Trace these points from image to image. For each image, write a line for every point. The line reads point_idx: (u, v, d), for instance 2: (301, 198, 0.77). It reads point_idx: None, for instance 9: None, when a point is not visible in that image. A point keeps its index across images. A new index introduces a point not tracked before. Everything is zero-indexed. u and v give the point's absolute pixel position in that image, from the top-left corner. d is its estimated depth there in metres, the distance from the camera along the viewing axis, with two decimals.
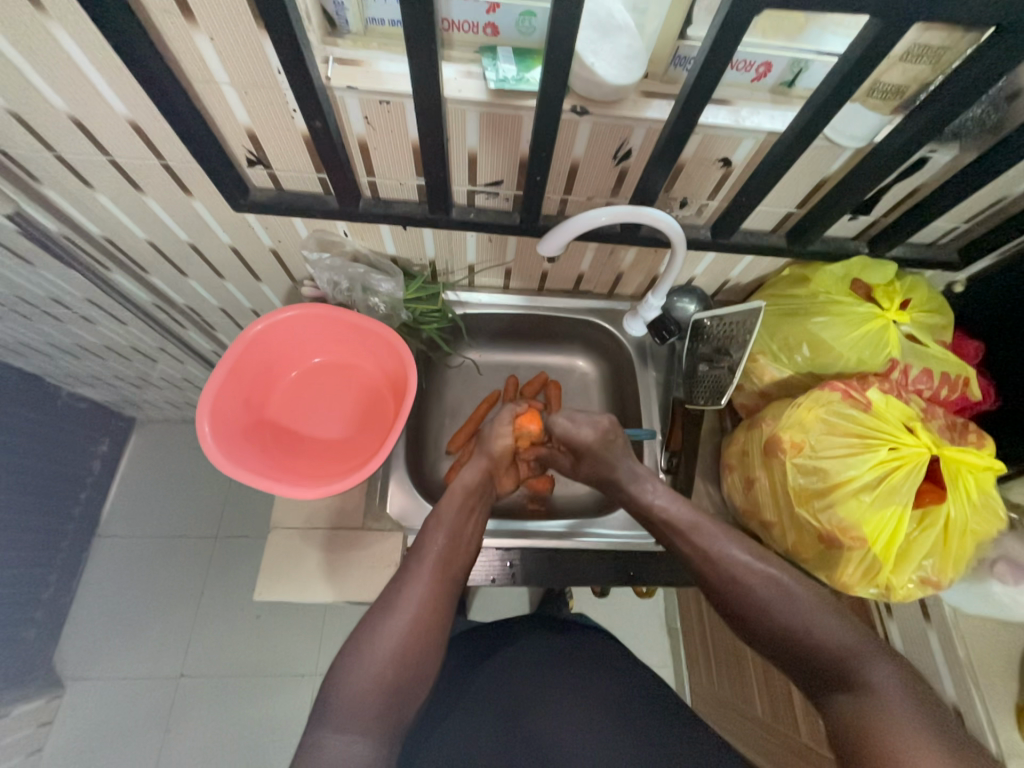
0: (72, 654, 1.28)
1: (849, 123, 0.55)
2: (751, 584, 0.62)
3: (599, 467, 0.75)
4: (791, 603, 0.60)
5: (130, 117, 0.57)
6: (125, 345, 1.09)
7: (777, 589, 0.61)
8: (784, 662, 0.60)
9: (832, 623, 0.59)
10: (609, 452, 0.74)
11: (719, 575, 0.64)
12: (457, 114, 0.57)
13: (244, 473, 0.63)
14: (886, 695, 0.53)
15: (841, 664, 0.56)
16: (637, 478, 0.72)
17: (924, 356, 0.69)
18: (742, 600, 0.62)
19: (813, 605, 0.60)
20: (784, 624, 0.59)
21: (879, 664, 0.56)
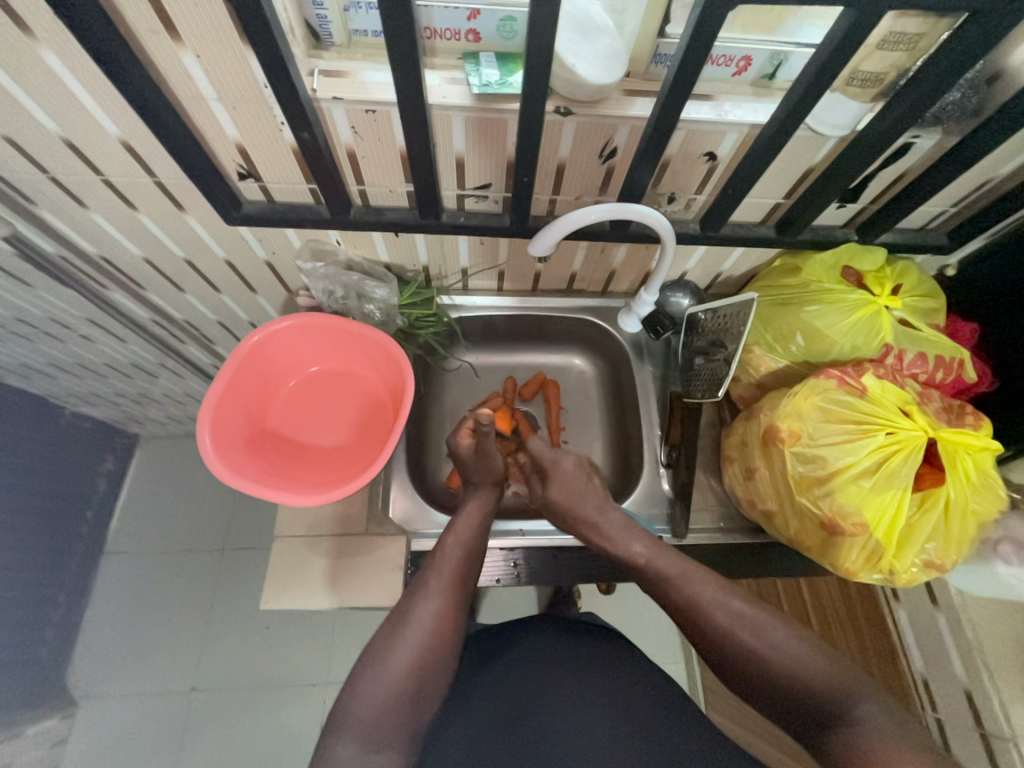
0: (85, 671, 1.29)
1: (831, 113, 0.56)
2: (737, 635, 0.60)
3: (564, 519, 0.74)
4: (774, 647, 0.58)
5: (122, 137, 0.58)
6: (126, 363, 1.10)
7: (762, 634, 0.59)
8: (771, 707, 0.58)
9: (817, 660, 0.57)
10: (579, 501, 0.73)
11: (705, 628, 0.62)
12: (443, 120, 0.57)
13: (246, 483, 0.64)
14: (876, 733, 0.51)
15: (825, 701, 0.54)
16: (604, 512, 0.72)
17: (917, 340, 0.69)
18: (726, 650, 0.60)
19: (795, 644, 0.58)
20: (767, 669, 0.58)
21: (866, 700, 0.53)
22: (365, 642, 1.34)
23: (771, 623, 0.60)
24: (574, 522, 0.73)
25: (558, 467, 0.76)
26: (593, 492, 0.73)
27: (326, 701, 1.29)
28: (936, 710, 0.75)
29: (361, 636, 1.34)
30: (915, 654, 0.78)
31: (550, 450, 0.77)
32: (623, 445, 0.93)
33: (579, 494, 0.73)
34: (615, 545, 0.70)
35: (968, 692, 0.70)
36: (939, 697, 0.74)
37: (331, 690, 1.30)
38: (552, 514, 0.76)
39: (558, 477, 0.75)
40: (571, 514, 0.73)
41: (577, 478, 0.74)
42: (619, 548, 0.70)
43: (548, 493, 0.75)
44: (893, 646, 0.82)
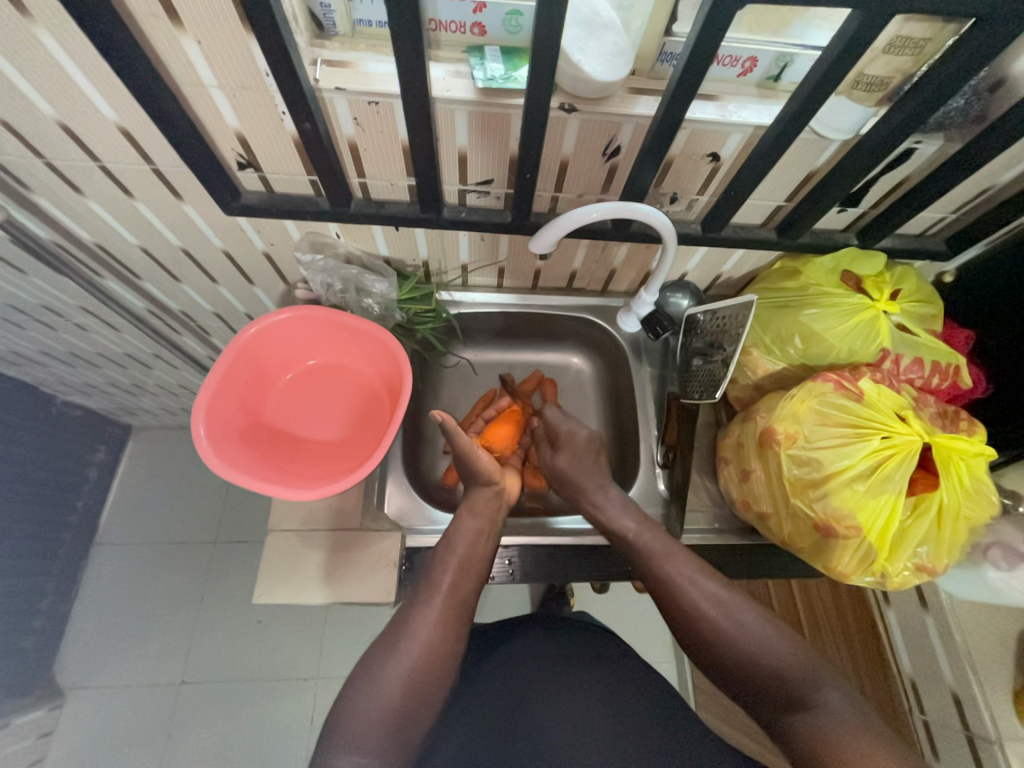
0: (73, 662, 1.28)
1: (835, 116, 0.55)
2: (706, 611, 0.61)
3: (570, 490, 0.78)
4: (742, 629, 0.60)
5: (119, 123, 0.57)
6: (119, 352, 1.09)
7: (731, 615, 0.61)
8: (736, 688, 0.59)
9: (784, 644, 0.58)
10: (585, 474, 0.77)
11: (678, 608, 0.63)
12: (446, 114, 0.57)
13: (241, 476, 0.63)
14: (837, 719, 0.52)
15: (790, 686, 0.55)
16: (606, 488, 0.75)
17: (914, 345, 0.69)
18: (697, 630, 0.61)
19: (763, 628, 0.60)
20: (735, 651, 0.59)
21: (829, 687, 0.54)
22: (358, 636, 1.34)
23: (741, 605, 0.62)
24: (578, 493, 0.76)
25: (571, 439, 0.81)
26: (597, 469, 0.77)
27: (316, 696, 1.28)
28: (923, 711, 0.76)
29: (353, 632, 1.34)
30: (903, 656, 0.79)
31: (565, 422, 0.84)
32: (619, 444, 0.93)
33: (585, 466, 0.77)
34: (610, 519, 0.72)
35: (955, 695, 0.71)
36: (926, 699, 0.75)
37: (322, 684, 1.29)
38: (560, 487, 0.80)
39: (568, 449, 0.80)
40: (573, 481, 0.77)
41: (585, 455, 0.79)
42: (612, 523, 0.72)
43: (557, 463, 0.80)
44: (881, 647, 0.83)
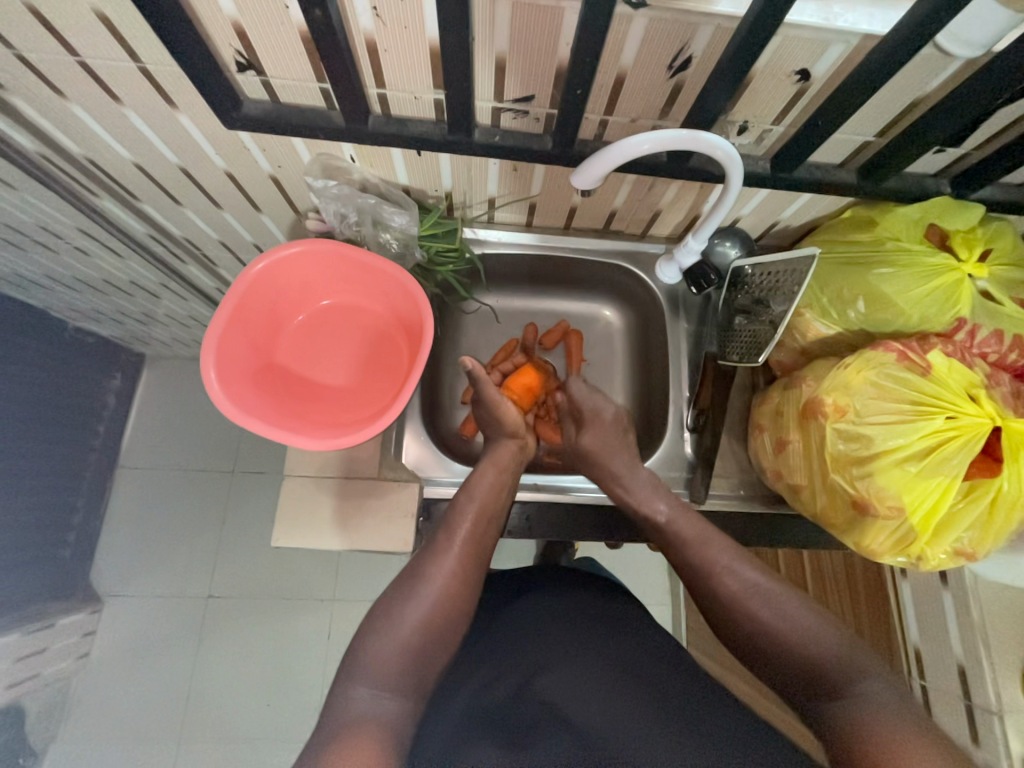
0: (107, 573, 1.36)
1: (969, 26, 0.45)
2: (750, 602, 0.61)
3: (592, 469, 0.75)
4: (783, 618, 0.59)
5: (96, 5, 0.48)
6: (125, 279, 1.04)
7: (773, 605, 0.60)
8: (773, 674, 0.59)
9: (829, 639, 0.57)
10: (609, 452, 0.74)
11: (713, 594, 0.63)
12: (485, 7, 0.47)
13: (255, 422, 0.61)
14: (878, 711, 0.51)
15: (831, 673, 0.55)
16: (633, 470, 0.72)
17: (996, 316, 0.61)
18: (734, 615, 0.62)
19: (804, 616, 0.59)
20: (776, 638, 0.59)
21: (872, 679, 0.54)
22: (371, 566, 1.40)
23: (784, 595, 0.61)
24: (601, 472, 0.74)
25: (597, 417, 0.78)
26: (624, 449, 0.75)
27: (333, 617, 1.37)
28: (923, 678, 0.77)
29: (366, 562, 1.40)
30: (912, 627, 0.79)
31: (590, 398, 0.80)
32: (645, 403, 0.89)
33: (609, 445, 0.75)
34: (639, 501, 0.70)
35: (961, 667, 0.72)
36: (930, 668, 0.76)
37: (339, 606, 1.37)
38: (581, 465, 0.77)
39: (594, 426, 0.78)
40: (599, 461, 0.74)
41: (612, 433, 0.76)
42: (641, 505, 0.70)
43: (580, 442, 0.77)
44: (889, 617, 0.83)
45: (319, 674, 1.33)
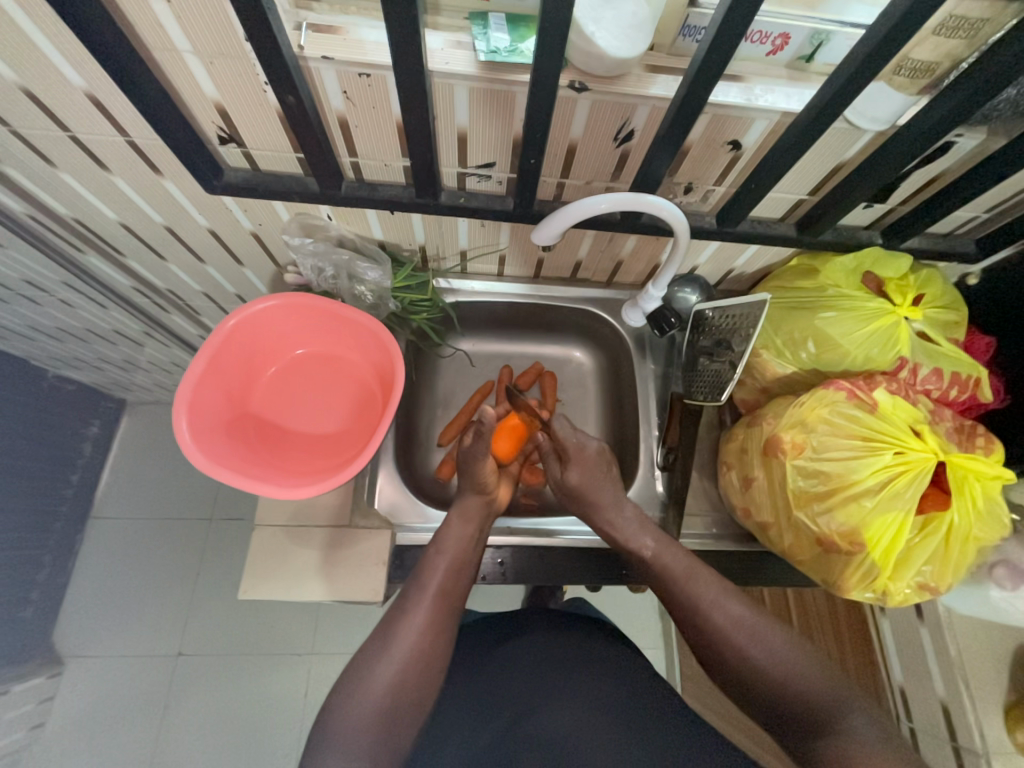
0: (71, 633, 1.29)
1: (872, 105, 0.50)
2: (735, 639, 0.59)
3: (583, 506, 0.72)
4: (770, 654, 0.57)
5: (88, 90, 0.52)
6: (108, 329, 1.06)
7: (760, 642, 0.58)
8: (757, 709, 0.58)
9: (813, 670, 0.56)
10: (596, 489, 0.71)
11: (699, 628, 0.61)
12: (444, 90, 0.52)
13: (226, 473, 0.61)
14: (864, 749, 0.50)
15: (819, 710, 0.54)
16: (621, 505, 0.70)
17: (934, 355, 0.65)
18: (721, 650, 0.59)
19: (789, 651, 0.57)
20: (763, 675, 0.57)
21: (855, 712, 0.53)
22: (351, 616, 1.35)
23: (770, 629, 0.59)
24: (592, 509, 0.71)
25: (581, 452, 0.73)
26: (611, 482, 0.72)
27: (310, 672, 1.30)
28: (910, 719, 0.76)
29: (346, 612, 1.35)
30: (895, 665, 0.78)
31: (573, 434, 0.74)
32: (619, 442, 0.90)
33: (598, 480, 0.71)
34: (625, 538, 0.69)
35: (945, 707, 0.71)
36: (915, 708, 0.75)
37: (316, 661, 1.31)
38: (571, 500, 0.74)
39: (577, 461, 0.73)
40: (586, 496, 0.71)
41: (597, 467, 0.72)
42: (629, 542, 0.68)
43: (567, 479, 0.73)
44: (873, 654, 0.82)
45: (293, 738, 1.25)
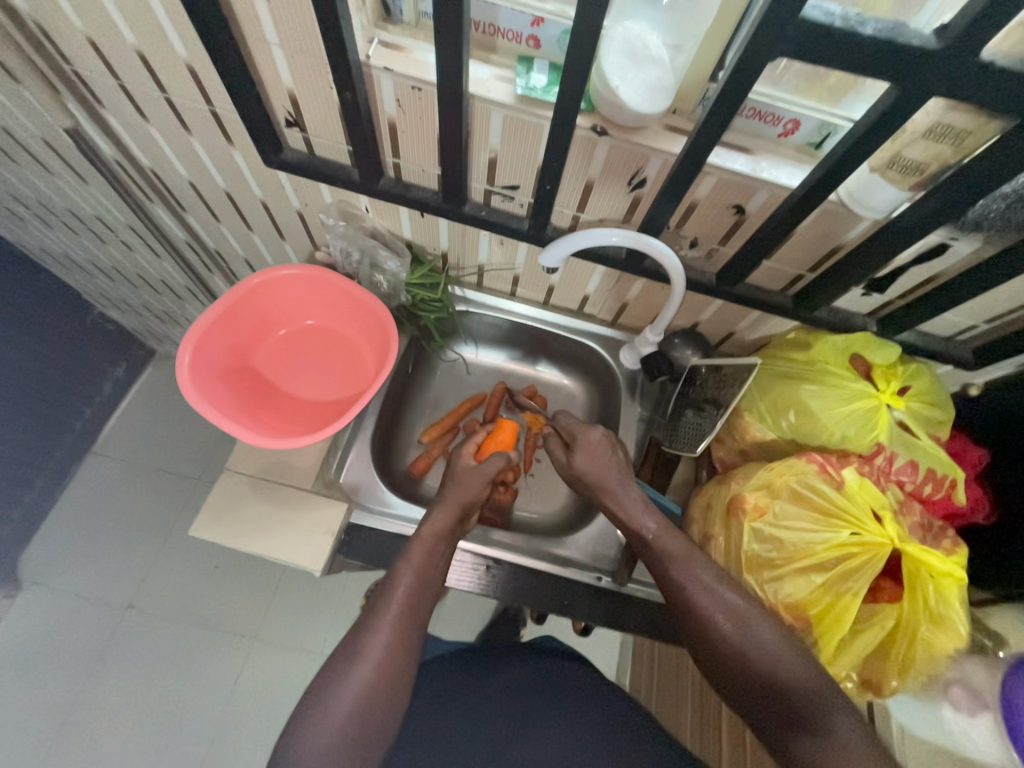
0: (37, 559, 1.32)
1: (865, 193, 0.54)
2: (722, 627, 0.56)
3: (590, 491, 0.71)
4: (759, 645, 0.55)
5: (189, 62, 0.62)
6: (156, 277, 1.15)
7: (748, 631, 0.56)
8: (738, 699, 0.57)
9: (801, 664, 0.54)
10: (604, 472, 0.69)
11: (684, 611, 0.59)
12: (483, 114, 0.59)
13: (211, 412, 0.65)
14: (846, 752, 0.49)
15: (801, 707, 0.52)
16: (627, 486, 0.68)
17: (912, 447, 0.65)
18: (704, 636, 0.58)
19: (778, 642, 0.55)
20: (750, 666, 0.55)
21: (840, 714, 0.52)
22: (301, 608, 1.33)
23: (761, 620, 0.56)
24: (600, 494, 0.69)
25: (586, 436, 0.72)
26: (619, 465, 0.70)
27: (247, 657, 1.28)
28: None
29: (299, 602, 1.33)
30: None
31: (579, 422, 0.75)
32: None
33: (603, 464, 0.70)
34: (631, 518, 0.66)
35: None
36: None
37: (256, 646, 1.29)
38: (578, 485, 0.73)
39: (584, 447, 0.72)
40: (592, 481, 0.69)
41: (602, 450, 0.71)
42: (633, 522, 0.65)
43: (572, 464, 0.72)
44: None
45: (212, 722, 1.21)
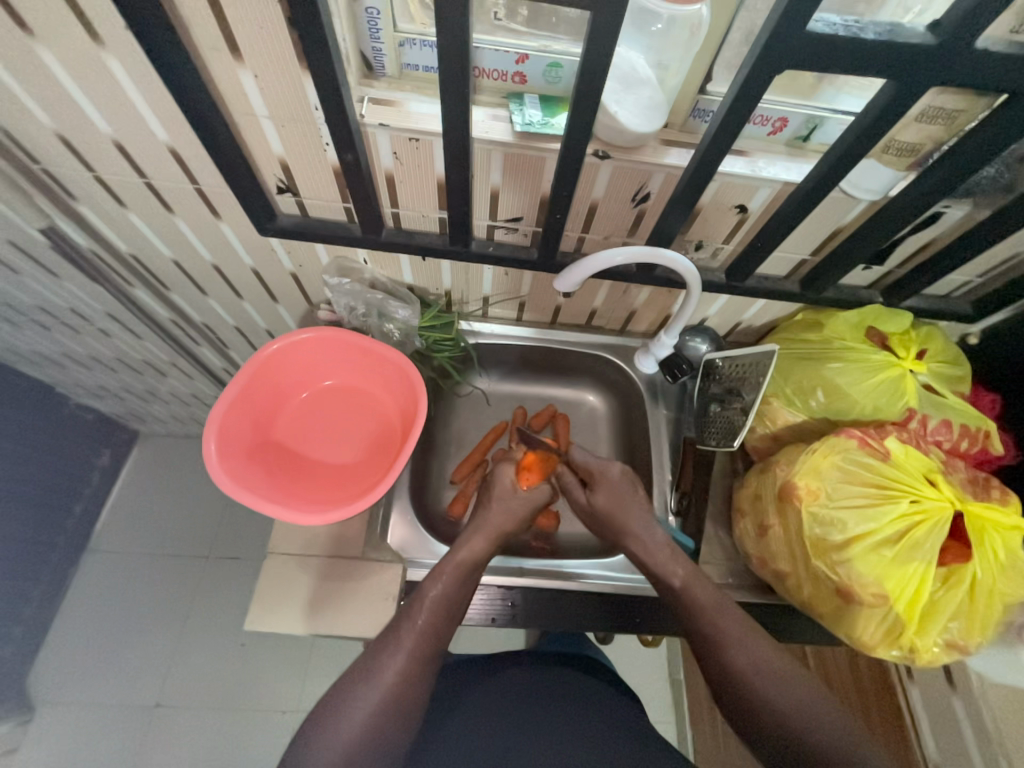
0: (49, 676, 1.23)
1: (864, 177, 0.56)
2: (758, 682, 0.56)
3: (610, 528, 0.72)
4: (794, 702, 0.55)
5: (170, 144, 0.59)
6: (138, 358, 1.10)
7: (782, 686, 0.56)
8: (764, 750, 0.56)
9: (833, 724, 0.54)
10: (624, 509, 0.70)
11: (717, 666, 0.59)
12: (482, 154, 0.59)
13: (246, 495, 0.63)
14: None
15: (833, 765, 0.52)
16: (650, 528, 0.68)
17: (942, 407, 0.68)
18: (737, 693, 0.57)
19: (813, 702, 0.55)
20: (783, 724, 0.54)
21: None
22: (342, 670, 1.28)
23: (796, 677, 0.56)
24: (619, 532, 0.70)
25: (605, 474, 0.74)
26: (638, 502, 0.71)
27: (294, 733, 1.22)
28: None
29: (338, 664, 1.28)
30: (929, 738, 0.73)
31: (597, 458, 0.76)
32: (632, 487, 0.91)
33: (622, 501, 0.71)
34: (657, 559, 0.66)
35: None
36: None
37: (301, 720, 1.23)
38: (599, 523, 0.74)
39: (603, 484, 0.74)
40: (611, 519, 0.71)
41: (623, 487, 0.72)
42: (664, 562, 0.66)
43: (593, 503, 0.74)
44: (902, 725, 0.77)
45: None
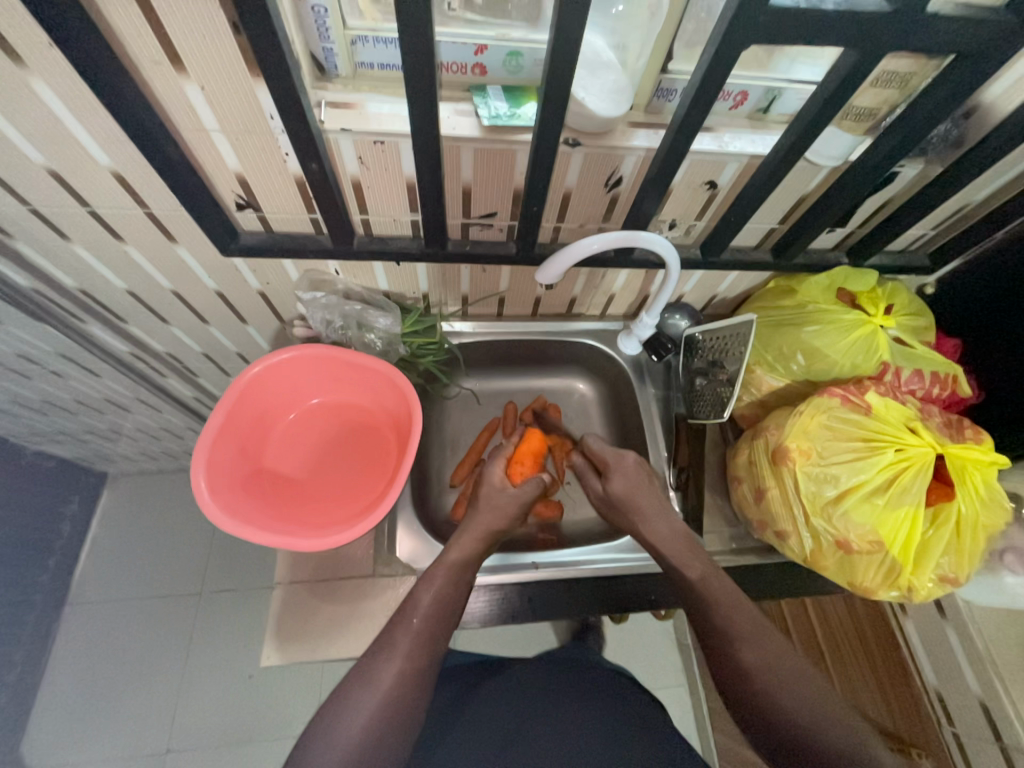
0: (43, 739, 1.17)
1: (827, 145, 0.58)
2: (761, 676, 0.56)
3: (627, 516, 0.71)
4: (796, 696, 0.55)
5: (114, 168, 0.55)
6: (98, 397, 1.03)
7: (784, 679, 0.56)
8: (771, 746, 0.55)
9: (838, 718, 0.53)
10: (641, 496, 0.70)
11: (728, 666, 0.59)
12: (452, 151, 0.57)
13: (245, 528, 0.60)
14: None
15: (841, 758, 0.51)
16: (667, 514, 0.69)
17: (914, 357, 0.71)
18: (750, 688, 0.56)
19: (815, 696, 0.55)
20: (787, 717, 0.54)
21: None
22: None
23: (797, 672, 0.56)
24: (635, 517, 0.70)
25: (621, 462, 0.73)
26: (654, 489, 0.71)
27: None
28: (953, 724, 0.75)
29: None
30: (926, 667, 0.78)
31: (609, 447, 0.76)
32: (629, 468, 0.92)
33: (639, 488, 0.71)
34: (668, 549, 0.67)
35: (984, 705, 0.70)
36: (954, 711, 0.74)
37: None
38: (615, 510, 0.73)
39: (619, 472, 0.72)
40: (628, 505, 0.70)
41: (638, 475, 0.72)
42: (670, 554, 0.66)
43: (610, 490, 0.73)
44: (902, 660, 0.82)
45: None
